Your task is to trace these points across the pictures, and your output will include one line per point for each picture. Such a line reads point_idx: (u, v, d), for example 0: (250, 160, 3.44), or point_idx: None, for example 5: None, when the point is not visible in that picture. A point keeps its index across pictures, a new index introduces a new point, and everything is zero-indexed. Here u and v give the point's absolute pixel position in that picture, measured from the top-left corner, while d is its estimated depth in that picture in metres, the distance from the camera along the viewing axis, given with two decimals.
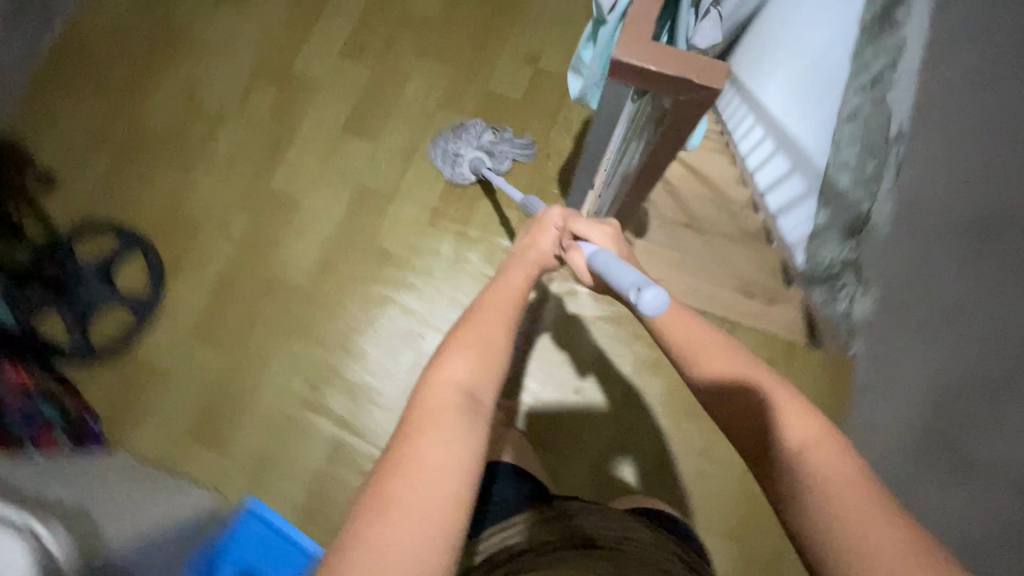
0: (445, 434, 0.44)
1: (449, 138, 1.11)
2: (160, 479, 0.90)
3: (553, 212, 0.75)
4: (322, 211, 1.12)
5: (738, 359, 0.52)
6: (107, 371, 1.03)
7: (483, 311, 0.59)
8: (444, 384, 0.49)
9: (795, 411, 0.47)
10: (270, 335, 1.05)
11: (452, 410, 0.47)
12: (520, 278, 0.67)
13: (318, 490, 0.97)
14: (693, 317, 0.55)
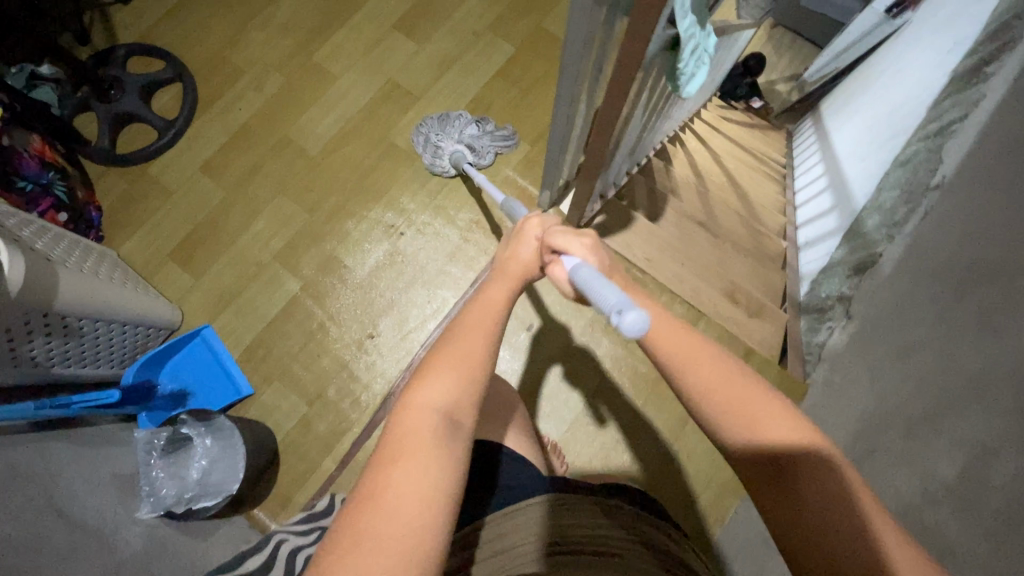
0: (419, 461, 0.44)
1: (430, 129, 1.08)
2: (131, 277, 0.98)
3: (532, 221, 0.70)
4: (351, 94, 1.16)
5: (728, 366, 0.48)
6: (119, 177, 1.12)
7: (464, 321, 0.57)
8: (418, 410, 0.48)
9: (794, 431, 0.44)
10: (268, 189, 1.11)
11: (426, 442, 0.46)
12: (500, 293, 0.61)
13: (265, 337, 1.04)
14: (686, 329, 0.50)
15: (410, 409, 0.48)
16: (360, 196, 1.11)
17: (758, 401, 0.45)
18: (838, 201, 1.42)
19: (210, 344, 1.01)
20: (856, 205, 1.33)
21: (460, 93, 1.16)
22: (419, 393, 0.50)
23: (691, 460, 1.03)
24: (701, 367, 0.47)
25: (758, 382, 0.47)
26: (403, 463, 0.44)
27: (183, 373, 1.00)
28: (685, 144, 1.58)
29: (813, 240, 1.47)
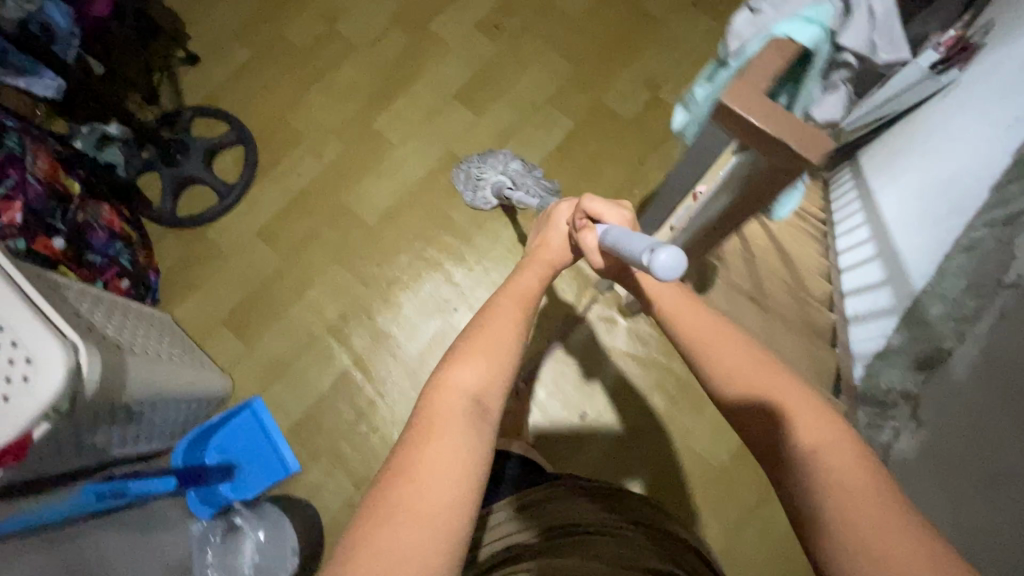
0: (448, 436, 0.44)
1: (472, 162, 1.12)
2: (187, 347, 0.98)
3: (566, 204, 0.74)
4: (409, 164, 1.16)
5: (753, 357, 0.48)
6: (177, 240, 1.12)
7: (499, 310, 0.58)
8: (451, 390, 0.49)
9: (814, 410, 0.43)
10: (321, 258, 1.11)
11: (456, 418, 0.46)
12: (534, 278, 0.65)
13: (315, 411, 1.03)
14: (708, 317, 0.53)
15: (446, 389, 0.49)
16: (413, 268, 1.10)
17: (779, 385, 0.45)
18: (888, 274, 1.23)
19: (260, 418, 1.00)
20: (910, 281, 1.16)
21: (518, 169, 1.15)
22: (453, 374, 0.50)
23: (747, 572, 0.95)
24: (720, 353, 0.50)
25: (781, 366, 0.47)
26: (433, 438, 0.44)
27: (232, 447, 0.99)
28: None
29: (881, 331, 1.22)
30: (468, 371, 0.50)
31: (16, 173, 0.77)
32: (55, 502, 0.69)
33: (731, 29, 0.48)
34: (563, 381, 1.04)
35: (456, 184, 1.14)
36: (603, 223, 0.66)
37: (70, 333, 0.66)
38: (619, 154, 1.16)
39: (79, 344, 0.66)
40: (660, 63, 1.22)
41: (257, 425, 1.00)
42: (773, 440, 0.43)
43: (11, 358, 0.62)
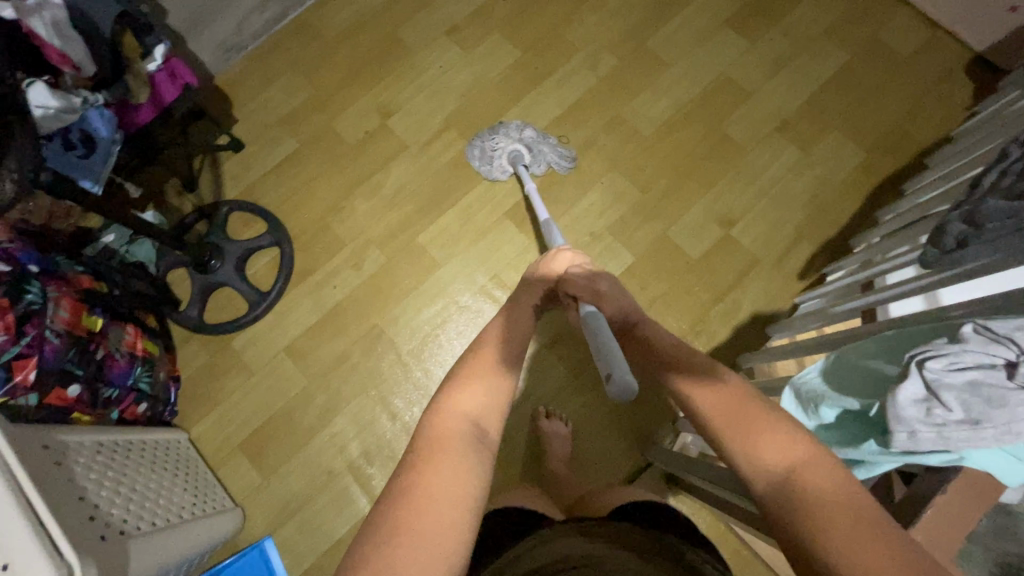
0: (451, 455, 0.49)
1: (488, 134, 1.12)
2: (199, 486, 0.92)
3: (562, 256, 0.80)
4: (452, 287, 1.09)
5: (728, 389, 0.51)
6: (202, 346, 1.07)
7: (485, 351, 0.64)
8: (454, 414, 0.54)
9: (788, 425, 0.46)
10: (350, 384, 1.04)
11: (457, 443, 0.51)
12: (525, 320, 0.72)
13: (327, 562, 0.96)
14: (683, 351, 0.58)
15: (449, 412, 0.54)
16: None
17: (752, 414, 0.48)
18: None
19: (268, 562, 0.94)
20: None
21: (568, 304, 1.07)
22: (456, 401, 0.56)
23: None
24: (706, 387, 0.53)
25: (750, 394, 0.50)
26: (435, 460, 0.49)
27: None
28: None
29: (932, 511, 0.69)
30: (468, 397, 0.56)
31: (32, 329, 0.71)
32: None
33: (893, 408, 0.38)
34: None
35: (471, 160, 1.13)
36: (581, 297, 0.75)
37: (68, 550, 0.59)
38: (680, 297, 1.06)
39: (75, 567, 0.58)
40: (734, 198, 1.12)
41: (264, 568, 0.94)
42: (755, 464, 0.45)
43: None
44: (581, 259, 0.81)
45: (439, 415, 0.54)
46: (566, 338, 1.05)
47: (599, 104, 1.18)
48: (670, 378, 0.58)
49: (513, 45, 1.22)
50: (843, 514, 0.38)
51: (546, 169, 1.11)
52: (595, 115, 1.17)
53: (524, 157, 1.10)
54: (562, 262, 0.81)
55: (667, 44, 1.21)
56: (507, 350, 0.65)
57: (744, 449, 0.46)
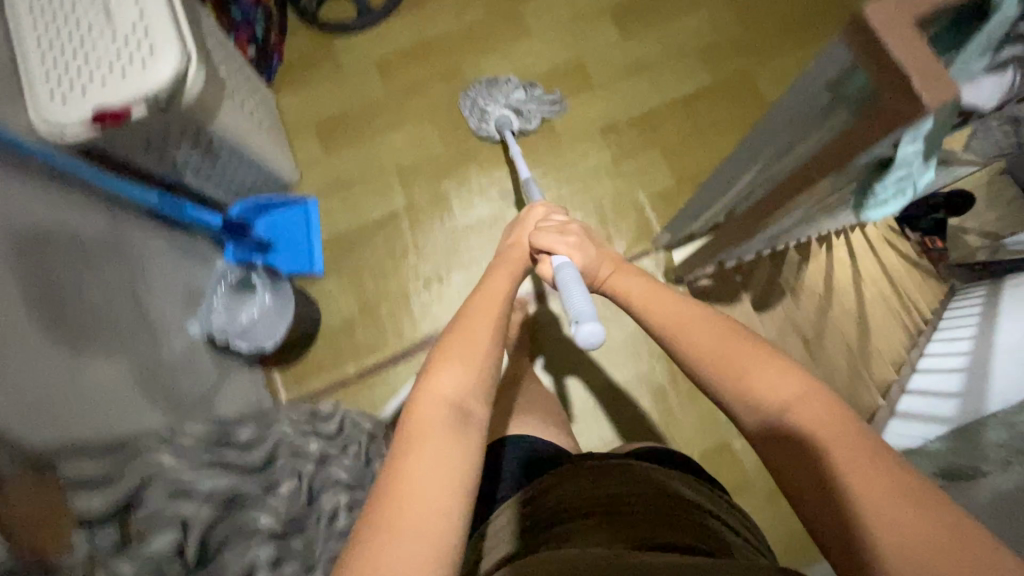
0: (428, 442, 0.45)
1: (477, 94, 1.08)
2: (273, 127, 1.06)
3: (535, 213, 0.80)
4: (535, 56, 1.15)
5: (771, 375, 0.48)
6: (307, 36, 1.19)
7: (469, 313, 0.59)
8: (429, 398, 0.49)
9: (800, 400, 0.46)
10: (420, 106, 1.14)
11: (437, 424, 0.46)
12: (507, 280, 0.67)
13: (354, 233, 1.10)
14: (709, 320, 0.55)
15: (425, 396, 0.49)
16: (493, 151, 1.12)
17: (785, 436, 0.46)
18: (977, 361, 1.06)
19: (308, 217, 1.08)
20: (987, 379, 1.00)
21: (636, 101, 1.11)
22: (433, 381, 0.50)
23: None
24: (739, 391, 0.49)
25: (785, 371, 0.48)
26: (411, 452, 0.45)
27: (274, 230, 1.07)
28: (838, 254, 1.37)
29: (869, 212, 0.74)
30: (448, 374, 0.50)
31: None
32: (122, 184, 0.79)
33: None
34: None
35: (462, 114, 1.11)
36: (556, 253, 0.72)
37: (190, 46, 0.74)
38: (743, 130, 1.09)
39: (193, 59, 0.74)
40: None
41: (303, 221, 1.08)
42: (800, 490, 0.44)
43: (140, 41, 0.71)
44: (554, 212, 0.81)
45: (414, 405, 0.48)
46: (623, 129, 1.10)
47: None
48: (688, 361, 0.55)
49: None
50: (886, 507, 0.39)
51: (537, 123, 1.09)
52: None
53: (512, 122, 1.08)
54: (533, 217, 0.81)
55: None
56: (490, 316, 0.58)
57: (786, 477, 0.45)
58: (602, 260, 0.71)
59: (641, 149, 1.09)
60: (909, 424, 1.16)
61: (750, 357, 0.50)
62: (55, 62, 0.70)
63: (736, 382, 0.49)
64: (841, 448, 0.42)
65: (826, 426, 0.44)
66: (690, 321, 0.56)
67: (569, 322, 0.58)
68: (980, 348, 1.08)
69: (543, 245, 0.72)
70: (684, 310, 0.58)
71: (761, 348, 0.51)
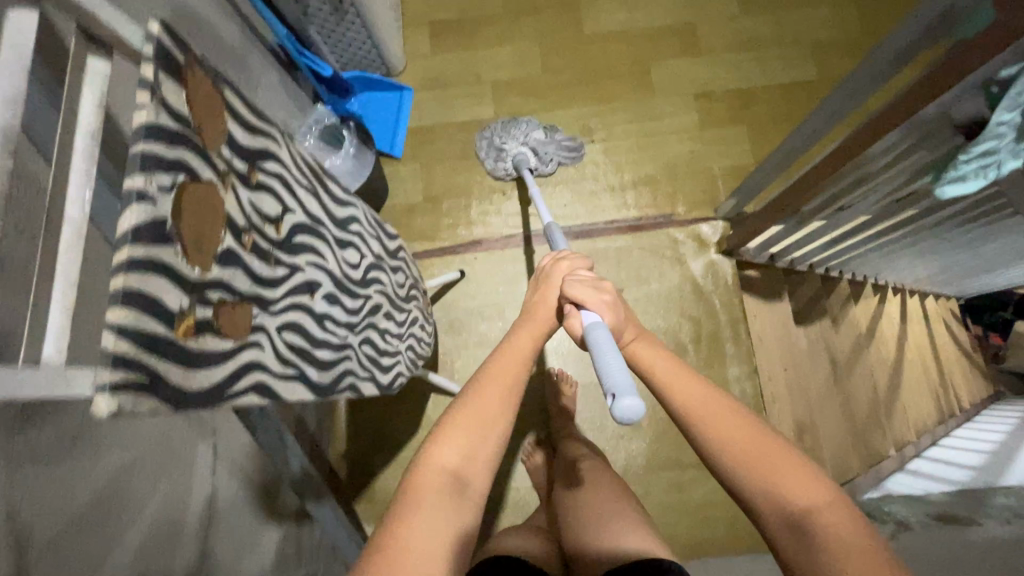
0: (423, 525, 0.39)
1: (494, 133, 1.04)
2: (395, 11, 1.13)
3: (562, 262, 0.62)
4: (650, 10, 1.17)
5: (838, 518, 0.39)
6: None
7: (488, 365, 0.50)
8: (426, 473, 0.42)
9: (829, 508, 0.40)
10: (530, 29, 1.18)
11: (434, 506, 0.40)
12: (524, 334, 0.53)
13: (437, 128, 1.15)
14: (757, 427, 0.45)
15: (421, 473, 0.42)
16: (586, 88, 1.14)
17: None
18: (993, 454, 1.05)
19: (402, 103, 1.16)
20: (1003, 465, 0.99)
21: (737, 77, 1.12)
22: (432, 453, 0.43)
23: (637, 492, 0.99)
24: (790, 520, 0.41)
25: (851, 518, 0.39)
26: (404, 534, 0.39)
27: (369, 105, 1.15)
28: (887, 309, 1.42)
29: (942, 204, 0.75)
30: (454, 448, 0.43)
31: None
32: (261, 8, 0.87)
33: None
34: (622, 261, 1.07)
35: (477, 155, 1.06)
36: (588, 309, 0.55)
37: None
38: None
39: None
40: None
41: (396, 104, 1.15)
42: None
43: None
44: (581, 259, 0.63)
45: (410, 476, 0.42)
46: (717, 99, 1.12)
47: None
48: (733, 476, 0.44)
49: None
50: None
51: (553, 167, 1.06)
52: None
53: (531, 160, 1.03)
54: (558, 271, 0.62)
55: None
56: (503, 380, 0.48)
57: None
58: (630, 324, 0.57)
59: (730, 121, 1.10)
60: (886, 482, 1.13)
61: (785, 463, 0.42)
62: None
63: (803, 514, 0.40)
64: None
65: (867, 566, 0.37)
66: (722, 410, 0.47)
67: (604, 392, 0.42)
68: (1000, 448, 1.05)
69: (570, 293, 0.56)
70: (721, 401, 0.47)
71: (819, 478, 0.42)
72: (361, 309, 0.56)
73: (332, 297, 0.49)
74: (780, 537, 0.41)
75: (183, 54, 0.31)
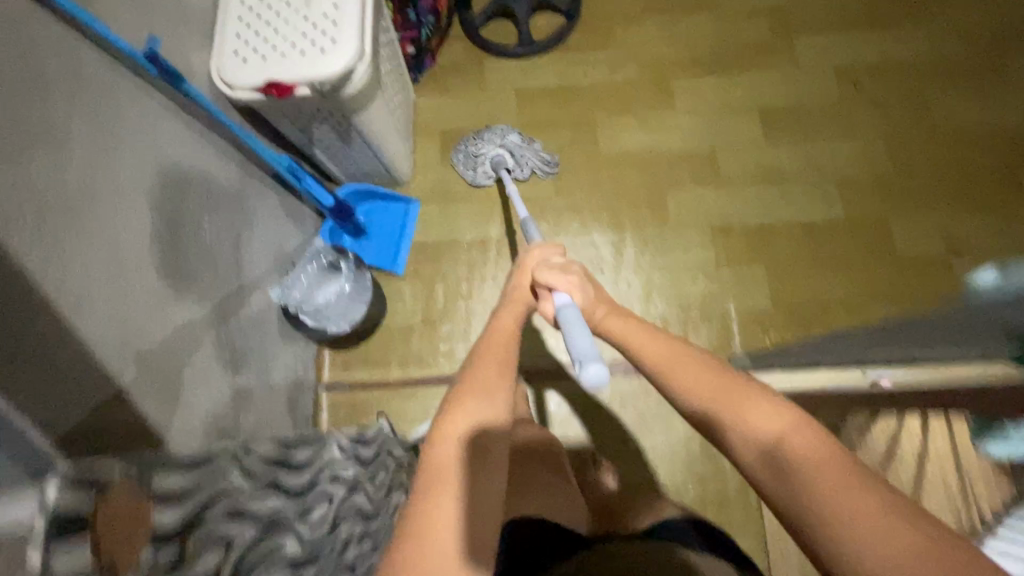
0: (454, 461, 0.48)
1: (469, 140, 1.10)
2: (405, 125, 1.09)
3: (534, 254, 0.78)
4: (670, 135, 1.13)
5: (787, 421, 0.47)
6: (460, 50, 1.21)
7: (489, 349, 0.61)
8: (447, 432, 0.50)
9: (789, 430, 0.46)
10: (545, 146, 1.14)
11: (456, 458, 0.48)
12: (510, 320, 0.67)
13: (441, 246, 1.11)
14: (710, 369, 0.54)
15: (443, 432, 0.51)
16: (598, 215, 1.10)
17: (793, 488, 0.43)
18: None
19: (407, 218, 1.11)
20: None
21: (758, 213, 1.07)
22: (450, 417, 0.52)
23: None
24: (755, 441, 0.47)
25: (798, 420, 0.47)
26: (436, 481, 0.47)
27: (372, 218, 1.11)
28: None
29: None
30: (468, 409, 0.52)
31: None
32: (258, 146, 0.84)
33: None
34: (627, 405, 1.01)
35: (455, 165, 1.12)
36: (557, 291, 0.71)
37: (365, 48, 0.77)
38: (864, 276, 1.02)
39: (364, 60, 0.76)
40: (984, 233, 1.02)
41: (402, 219, 1.11)
42: (819, 546, 0.41)
43: (321, 32, 0.75)
44: (551, 251, 0.79)
45: (434, 438, 0.50)
46: (736, 236, 1.06)
47: (916, 80, 1.11)
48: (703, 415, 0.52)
49: None
50: (904, 545, 0.38)
51: (529, 174, 1.10)
52: (904, 84, 1.11)
53: (507, 161, 1.08)
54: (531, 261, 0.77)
55: (1023, 69, 1.10)
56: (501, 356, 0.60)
57: (804, 537, 0.43)
58: (597, 303, 0.72)
59: (749, 261, 1.05)
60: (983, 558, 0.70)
61: (740, 397, 0.50)
62: (247, 25, 0.76)
63: (758, 423, 0.47)
64: (840, 493, 0.41)
65: (821, 465, 0.43)
66: (685, 366, 0.56)
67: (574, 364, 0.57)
68: None
69: (542, 280, 0.72)
70: (680, 358, 0.57)
71: (770, 400, 0.49)
72: (338, 548, 0.58)
73: (300, 562, 0.52)
74: (754, 467, 0.47)
75: (97, 488, 0.37)
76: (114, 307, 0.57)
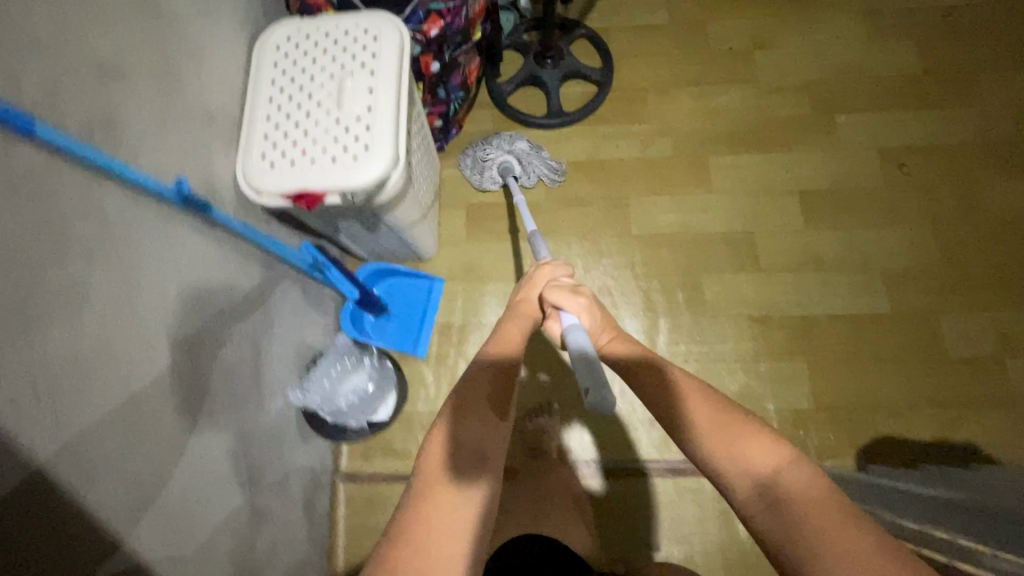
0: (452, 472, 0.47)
1: (477, 145, 1.08)
2: (432, 203, 1.05)
3: (546, 267, 0.73)
4: (704, 216, 1.08)
5: (782, 457, 0.47)
6: (487, 119, 1.17)
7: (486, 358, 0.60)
8: (444, 446, 0.49)
9: (784, 466, 0.46)
10: (574, 224, 1.10)
11: (456, 472, 0.47)
12: (515, 331, 0.65)
13: (464, 328, 1.07)
14: (709, 396, 0.53)
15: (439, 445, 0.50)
16: (629, 299, 1.05)
17: (787, 525, 0.43)
18: None
19: (430, 297, 1.07)
20: None
21: (797, 302, 1.02)
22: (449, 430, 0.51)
23: None
24: (749, 473, 0.47)
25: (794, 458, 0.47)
26: (435, 496, 0.46)
27: (393, 298, 1.06)
28: None
29: None
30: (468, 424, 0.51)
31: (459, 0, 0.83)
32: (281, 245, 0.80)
33: None
34: (657, 506, 0.96)
35: (464, 169, 1.10)
36: (565, 311, 0.67)
37: (401, 152, 0.73)
38: (910, 375, 0.97)
39: (399, 164, 0.73)
40: None
41: (424, 299, 1.07)
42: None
43: (355, 137, 0.71)
44: (562, 267, 0.74)
45: (432, 451, 0.49)
46: (775, 327, 1.01)
47: (963, 164, 1.07)
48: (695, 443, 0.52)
49: (918, 62, 1.14)
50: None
51: (534, 181, 1.09)
52: (950, 168, 1.07)
53: (514, 167, 1.07)
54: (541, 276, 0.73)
55: None
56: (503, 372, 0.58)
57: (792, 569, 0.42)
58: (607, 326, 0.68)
59: (789, 356, 1.00)
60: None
61: (738, 430, 0.49)
62: (276, 126, 0.73)
63: (755, 459, 0.47)
64: (833, 536, 0.41)
65: (814, 507, 0.43)
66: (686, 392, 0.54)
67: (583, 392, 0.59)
68: None
69: (550, 298, 0.68)
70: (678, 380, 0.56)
71: (768, 437, 0.48)
72: None
73: None
74: (746, 499, 0.47)
75: None
76: (132, 465, 0.53)
